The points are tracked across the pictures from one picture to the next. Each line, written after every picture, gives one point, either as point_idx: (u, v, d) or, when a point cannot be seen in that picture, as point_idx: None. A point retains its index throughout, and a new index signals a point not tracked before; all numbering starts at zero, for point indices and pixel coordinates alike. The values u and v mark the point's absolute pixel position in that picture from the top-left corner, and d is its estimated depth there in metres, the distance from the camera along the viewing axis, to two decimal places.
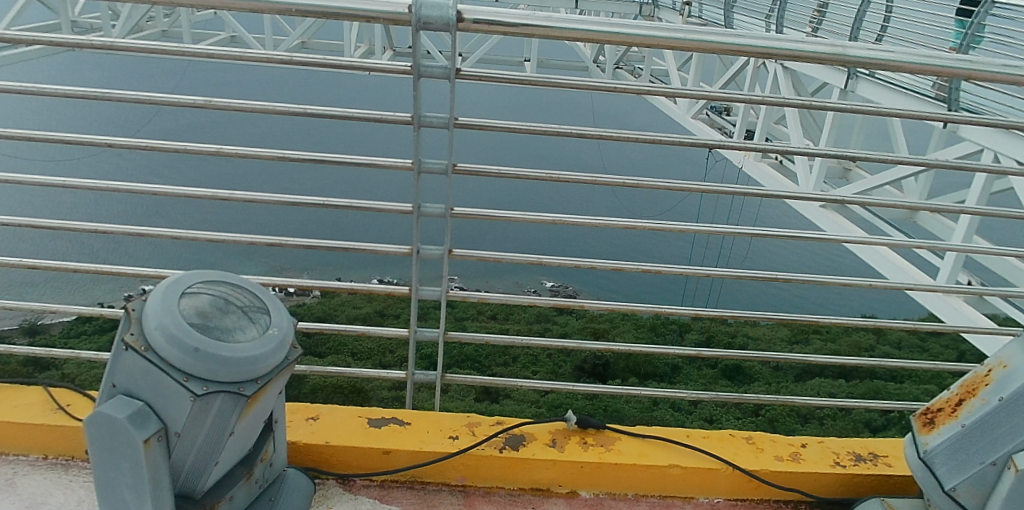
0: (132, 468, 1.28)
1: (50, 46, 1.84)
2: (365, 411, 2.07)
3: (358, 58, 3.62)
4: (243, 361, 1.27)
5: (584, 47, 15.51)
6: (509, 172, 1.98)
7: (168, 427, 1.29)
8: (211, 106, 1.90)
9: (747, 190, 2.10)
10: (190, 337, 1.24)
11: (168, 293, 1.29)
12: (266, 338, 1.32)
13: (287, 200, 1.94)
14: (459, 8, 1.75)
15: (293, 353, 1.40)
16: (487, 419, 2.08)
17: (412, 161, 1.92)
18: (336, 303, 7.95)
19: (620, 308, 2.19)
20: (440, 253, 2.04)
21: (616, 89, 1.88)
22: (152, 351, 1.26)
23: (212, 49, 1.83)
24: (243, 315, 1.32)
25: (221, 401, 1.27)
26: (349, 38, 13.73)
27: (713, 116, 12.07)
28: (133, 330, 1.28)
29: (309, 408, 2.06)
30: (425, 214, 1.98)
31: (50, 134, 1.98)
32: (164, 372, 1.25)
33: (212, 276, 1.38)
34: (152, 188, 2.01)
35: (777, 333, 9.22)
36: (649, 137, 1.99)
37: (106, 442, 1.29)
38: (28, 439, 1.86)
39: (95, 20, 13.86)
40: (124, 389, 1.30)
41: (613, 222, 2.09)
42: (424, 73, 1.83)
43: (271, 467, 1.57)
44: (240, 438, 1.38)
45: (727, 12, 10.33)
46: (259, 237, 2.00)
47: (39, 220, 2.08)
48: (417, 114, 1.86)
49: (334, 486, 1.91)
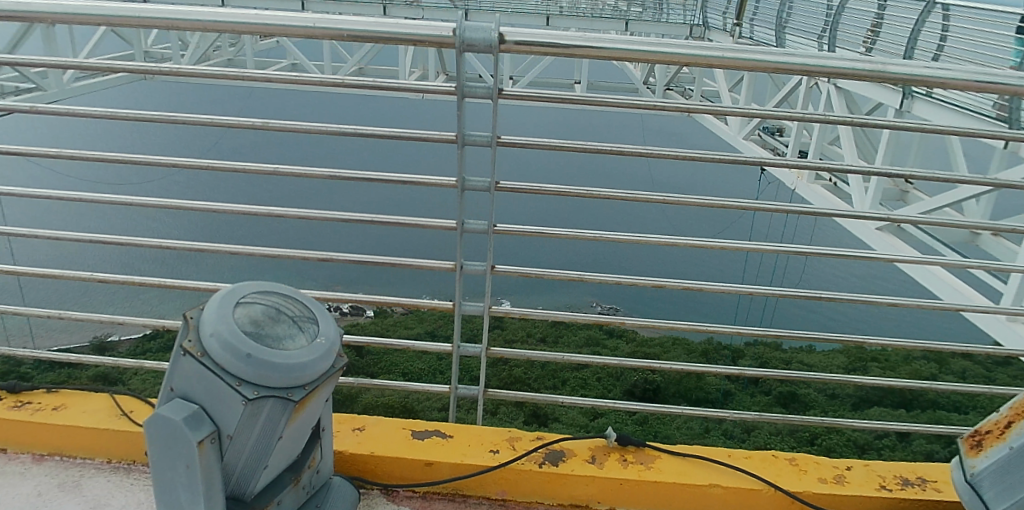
0: (187, 469, 1.33)
1: (121, 72, 1.96)
2: (409, 423, 2.11)
3: (411, 81, 3.69)
4: (294, 367, 1.31)
5: (634, 70, 15.50)
6: (549, 189, 2.01)
7: (221, 430, 1.33)
8: (268, 128, 2.01)
9: (793, 208, 2.07)
10: (244, 344, 1.29)
11: (224, 302, 1.35)
12: (315, 346, 1.37)
13: (335, 217, 2.00)
14: (501, 30, 1.79)
15: (338, 361, 1.45)
16: (528, 434, 2.10)
17: (456, 180, 1.93)
18: (389, 323, 8.12)
19: (665, 328, 2.21)
20: (483, 270, 2.04)
21: (654, 107, 1.91)
22: (207, 356, 1.31)
23: (270, 75, 1.92)
24: (293, 324, 1.38)
25: (271, 405, 1.32)
26: (403, 64, 14.05)
27: (765, 137, 11.93)
28: (190, 336, 1.33)
29: (355, 420, 2.11)
30: (468, 230, 1.99)
31: (121, 155, 2.11)
32: (219, 377, 1.29)
33: (264, 286, 1.44)
34: (213, 206, 2.11)
35: (834, 360, 8.96)
36: (687, 154, 2.01)
37: (162, 443, 1.33)
38: (95, 443, 1.91)
39: (165, 50, 14.53)
40: (181, 393, 1.34)
41: (650, 239, 2.11)
42: (467, 93, 1.86)
43: (318, 473, 1.64)
44: (289, 444, 1.43)
45: (779, 33, 10.22)
46: (310, 253, 2.05)
47: (110, 237, 2.21)
48: (461, 133, 1.88)
49: (378, 496, 1.95)
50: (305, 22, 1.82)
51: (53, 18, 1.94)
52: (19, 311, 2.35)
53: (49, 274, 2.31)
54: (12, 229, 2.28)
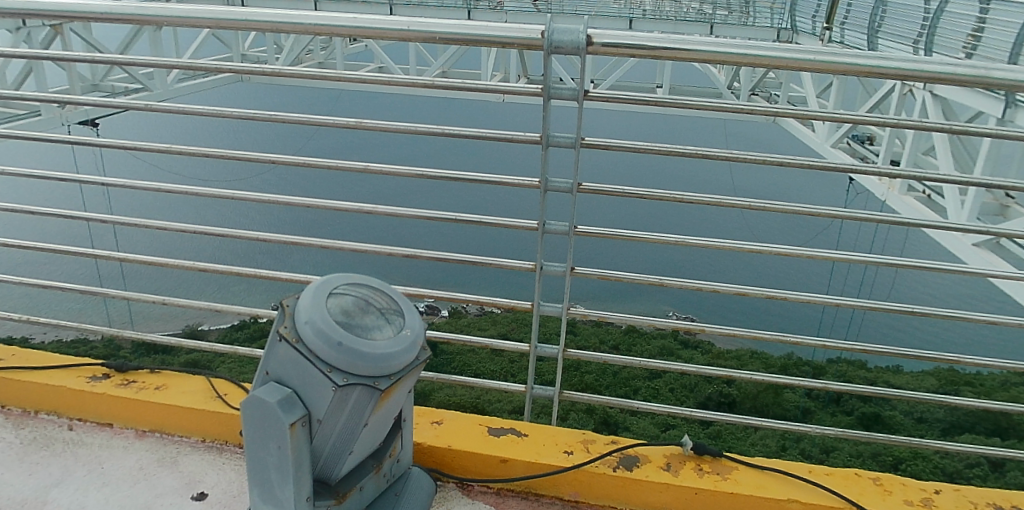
0: (279, 450, 1.38)
1: (226, 73, 2.07)
2: (485, 419, 2.14)
3: (496, 83, 3.74)
4: (382, 357, 1.35)
5: (718, 74, 15.19)
6: (631, 191, 2.01)
7: (312, 414, 1.38)
8: (361, 127, 2.08)
9: (884, 217, 2.00)
10: (336, 332, 1.34)
11: (317, 292, 1.40)
12: (401, 338, 1.41)
13: (421, 215, 2.05)
14: (589, 32, 1.80)
15: (422, 354, 1.49)
16: (603, 437, 2.09)
17: (539, 180, 1.95)
18: (463, 323, 8.23)
19: (744, 336, 2.18)
20: (563, 271, 2.03)
21: (741, 110, 1.88)
22: (301, 342, 1.35)
23: (364, 76, 1.99)
24: (381, 316, 1.42)
25: (359, 392, 1.36)
26: (486, 67, 14.22)
27: (855, 146, 11.48)
28: (286, 323, 1.38)
29: (433, 414, 2.15)
30: (549, 231, 1.99)
31: (224, 151, 2.23)
32: (311, 363, 1.34)
33: (354, 279, 1.49)
34: (307, 201, 2.20)
35: (922, 382, 8.53)
36: (774, 159, 1.97)
37: (256, 424, 1.38)
38: (189, 421, 1.84)
39: (261, 53, 15.20)
40: (275, 377, 1.40)
41: (732, 245, 2.07)
42: (554, 95, 1.87)
43: (397, 463, 1.68)
44: (372, 432, 1.48)
45: (871, 37, 9.82)
46: (396, 248, 2.11)
47: (211, 229, 2.34)
48: (546, 134, 1.89)
49: (453, 489, 1.98)
50: (398, 25, 1.87)
51: (166, 21, 2.05)
52: (126, 296, 2.48)
53: (155, 262, 2.45)
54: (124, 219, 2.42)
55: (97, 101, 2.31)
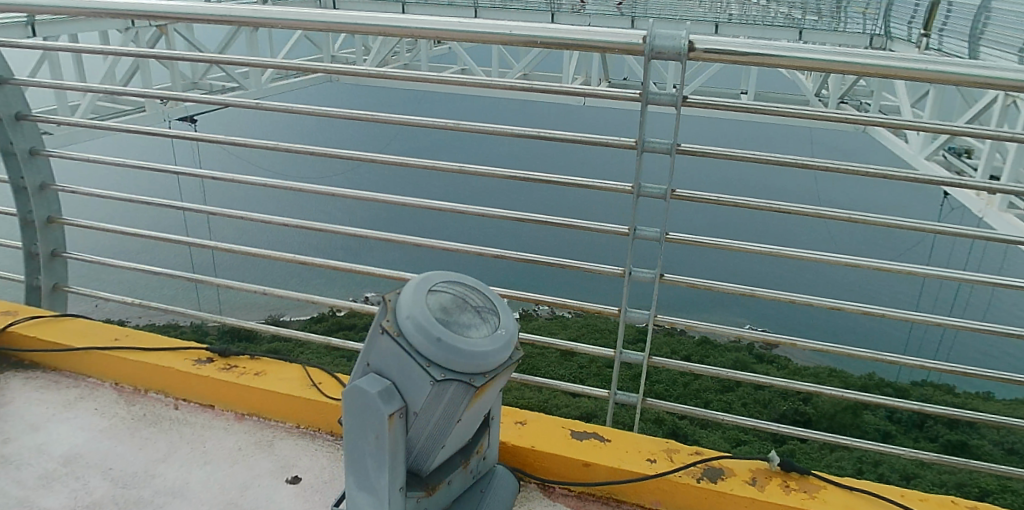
0: (376, 439, 1.41)
1: (332, 74, 2.14)
2: (569, 422, 2.14)
3: (586, 88, 3.73)
4: (478, 354, 1.37)
5: (806, 81, 14.71)
6: (725, 199, 1.98)
7: (409, 406, 1.41)
8: (458, 128, 2.10)
9: (993, 235, 1.90)
10: (435, 328, 1.37)
11: (418, 288, 1.43)
12: (496, 337, 1.42)
13: (512, 215, 2.07)
14: (691, 38, 1.78)
15: (515, 354, 1.50)
16: (686, 448, 2.06)
17: (632, 185, 1.93)
18: (533, 326, 8.25)
19: (837, 353, 2.09)
20: (651, 278, 2.00)
21: (843, 120, 1.82)
22: (402, 336, 1.39)
23: (465, 79, 2.02)
24: (477, 314, 1.44)
25: (455, 388, 1.38)
26: (567, 70, 14.19)
27: (951, 159, 10.91)
28: (388, 316, 1.42)
29: (516, 414, 2.17)
30: (640, 237, 1.97)
31: (324, 149, 2.29)
32: (411, 357, 1.37)
33: (452, 276, 1.52)
34: (402, 199, 2.25)
35: (1017, 410, 8.02)
36: (877, 172, 1.86)
37: (355, 413, 1.42)
38: (284, 408, 1.92)
39: (349, 55, 15.62)
40: (375, 369, 1.43)
41: (827, 258, 2.00)
42: (651, 100, 1.86)
43: (483, 461, 1.71)
44: (463, 427, 1.50)
45: (972, 45, 9.34)
46: (487, 248, 2.13)
47: (308, 222, 2.41)
48: (641, 139, 1.89)
49: (535, 489, 2.00)
50: (501, 29, 1.87)
51: (276, 24, 2.12)
52: (224, 283, 2.59)
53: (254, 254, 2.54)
54: (224, 211, 2.51)
55: (204, 97, 2.40)
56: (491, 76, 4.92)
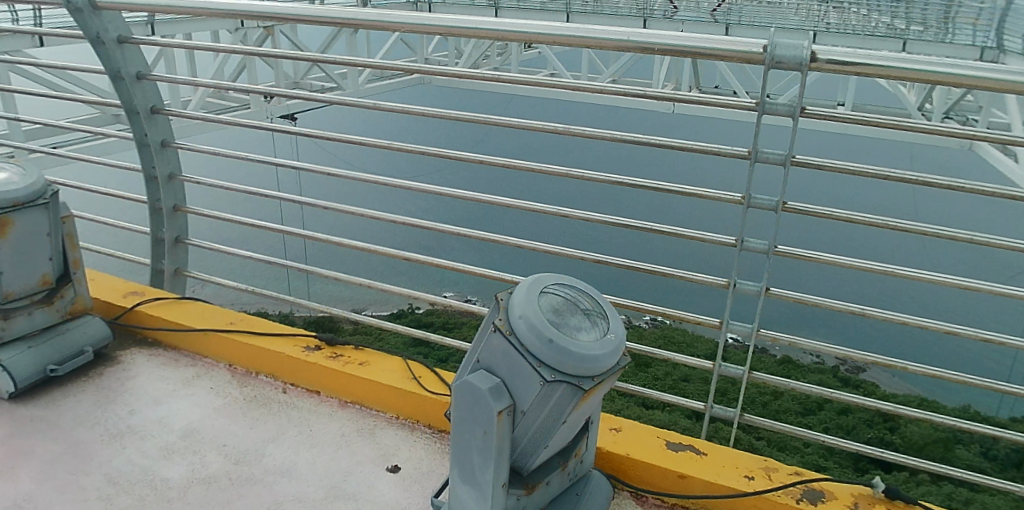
0: (483, 434, 1.44)
1: (445, 75, 2.18)
2: (664, 433, 2.12)
3: (689, 94, 3.66)
4: (589, 358, 1.37)
5: (910, 93, 13.98)
6: (838, 215, 1.92)
7: (517, 404, 1.43)
8: (568, 134, 1.98)
9: None
10: (547, 329, 1.38)
11: (530, 289, 1.45)
12: (606, 341, 1.42)
13: (616, 222, 1.97)
14: (814, 48, 1.71)
15: (623, 360, 1.50)
16: (785, 468, 2.01)
17: (742, 196, 1.90)
18: None
19: (949, 380, 1.87)
20: (757, 291, 1.95)
21: (970, 136, 1.71)
22: (514, 335, 1.41)
23: (577, 84, 2.00)
24: (588, 318, 1.45)
25: (564, 390, 1.39)
26: (656, 77, 13.98)
27: None
28: (501, 315, 1.44)
29: (612, 420, 2.16)
30: (747, 249, 1.94)
31: (431, 149, 2.28)
32: (522, 356, 1.39)
33: (562, 279, 1.52)
34: (507, 202, 2.21)
35: None
36: (995, 191, 1.67)
37: (464, 407, 1.45)
38: (385, 398, 1.98)
39: (441, 56, 15.86)
40: (485, 365, 1.46)
41: (944, 280, 1.88)
42: (768, 110, 1.82)
43: (581, 464, 1.70)
44: (567, 429, 1.51)
45: None
46: (587, 254, 2.04)
47: (413, 219, 2.43)
48: (755, 150, 1.85)
49: (628, 498, 1.99)
50: (618, 35, 1.82)
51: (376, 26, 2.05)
52: (317, 272, 2.60)
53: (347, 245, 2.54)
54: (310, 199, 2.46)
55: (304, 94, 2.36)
56: (589, 80, 4.89)
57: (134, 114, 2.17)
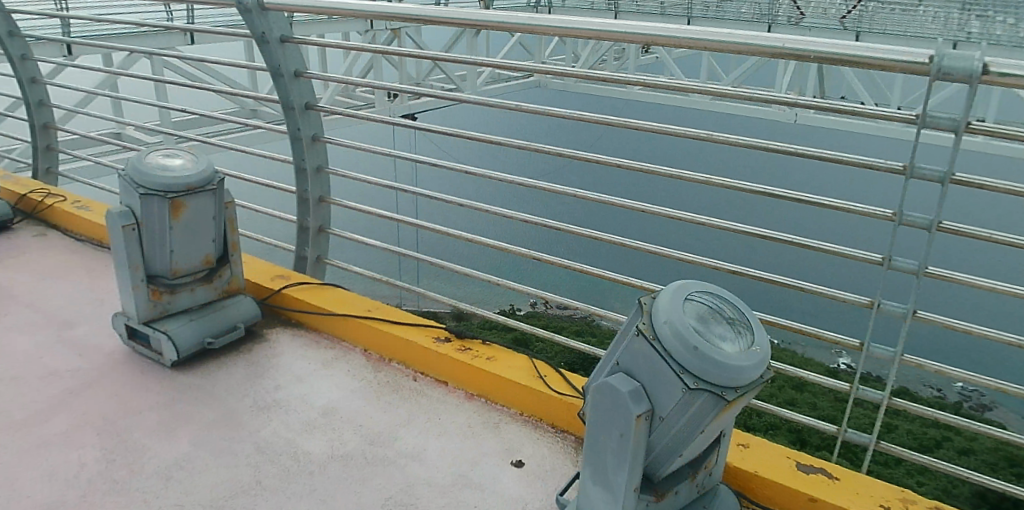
0: (619, 436, 1.45)
1: (580, 77, 2.15)
2: (794, 453, 2.05)
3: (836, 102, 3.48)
4: (733, 369, 1.35)
5: None
6: (1000, 237, 1.79)
7: (656, 410, 1.43)
8: (711, 140, 1.93)
9: None
10: (692, 337, 1.37)
11: (675, 295, 1.44)
12: (751, 353, 1.39)
13: (755, 232, 1.92)
14: (988, 60, 1.58)
15: (766, 374, 1.46)
16: (926, 502, 1.89)
17: (893, 212, 1.82)
18: None
19: None
20: (903, 312, 1.86)
21: None
22: (657, 340, 1.41)
23: (719, 88, 1.88)
24: (733, 327, 1.42)
25: (705, 398, 1.38)
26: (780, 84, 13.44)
27: None
28: (644, 320, 1.45)
29: (739, 435, 2.11)
30: (894, 268, 1.85)
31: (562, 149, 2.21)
32: (665, 362, 1.39)
33: (707, 287, 1.51)
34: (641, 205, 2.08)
35: None
36: None
37: (601, 409, 1.46)
38: (510, 394, 2.01)
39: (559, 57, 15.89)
40: (625, 368, 1.46)
41: None
42: (928, 123, 1.73)
43: (710, 477, 1.68)
44: (703, 440, 1.49)
45: None
46: (723, 263, 1.99)
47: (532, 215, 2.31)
48: (911, 164, 1.77)
49: None
50: (772, 42, 1.73)
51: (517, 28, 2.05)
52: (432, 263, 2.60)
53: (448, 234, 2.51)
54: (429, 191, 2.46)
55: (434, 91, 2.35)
56: (724, 84, 4.74)
57: (290, 109, 2.33)
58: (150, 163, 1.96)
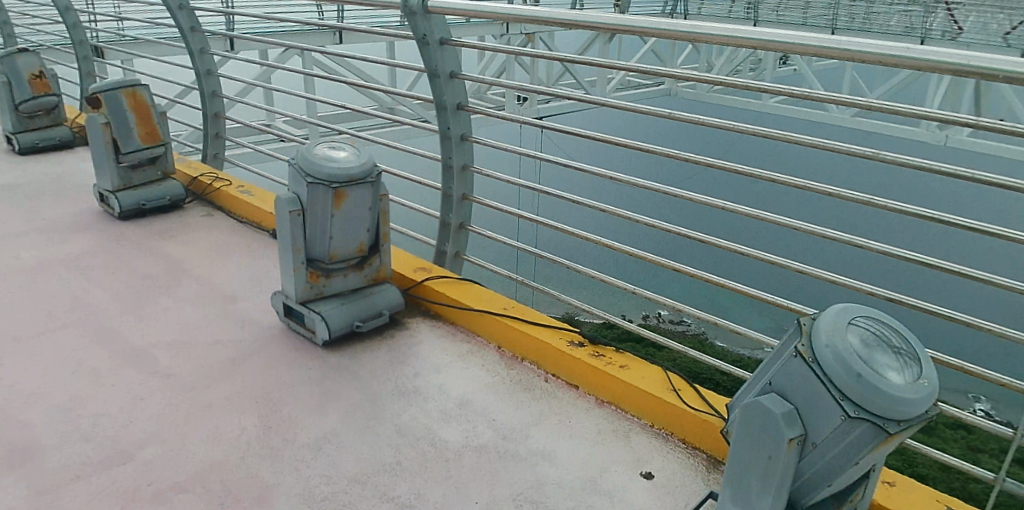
0: (768, 457, 1.42)
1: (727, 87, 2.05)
2: (946, 498, 1.92)
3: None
4: (899, 400, 1.28)
5: None
6: None
7: (810, 435, 1.39)
8: (876, 159, 1.79)
9: None
10: (855, 362, 1.31)
11: (838, 317, 1.39)
12: (919, 385, 1.31)
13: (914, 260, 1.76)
14: None
15: (933, 409, 1.37)
16: None
17: None
18: None
19: None
20: None
21: None
22: (817, 363, 1.37)
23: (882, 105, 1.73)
24: (900, 357, 1.35)
25: (865, 429, 1.32)
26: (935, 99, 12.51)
27: None
28: (803, 341, 1.41)
29: (885, 471, 2.01)
30: None
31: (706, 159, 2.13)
32: (824, 386, 1.35)
33: (874, 311, 1.43)
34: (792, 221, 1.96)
35: None
36: None
37: (751, 427, 1.45)
38: (642, 403, 2.00)
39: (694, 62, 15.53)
40: (779, 389, 1.43)
41: None
42: None
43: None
44: (858, 471, 1.42)
45: None
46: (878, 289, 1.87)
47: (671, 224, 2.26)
48: None
49: None
50: (957, 59, 1.57)
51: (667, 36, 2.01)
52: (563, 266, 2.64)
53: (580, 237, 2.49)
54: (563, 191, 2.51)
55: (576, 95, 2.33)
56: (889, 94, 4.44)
57: (443, 108, 2.42)
58: (318, 153, 2.10)
